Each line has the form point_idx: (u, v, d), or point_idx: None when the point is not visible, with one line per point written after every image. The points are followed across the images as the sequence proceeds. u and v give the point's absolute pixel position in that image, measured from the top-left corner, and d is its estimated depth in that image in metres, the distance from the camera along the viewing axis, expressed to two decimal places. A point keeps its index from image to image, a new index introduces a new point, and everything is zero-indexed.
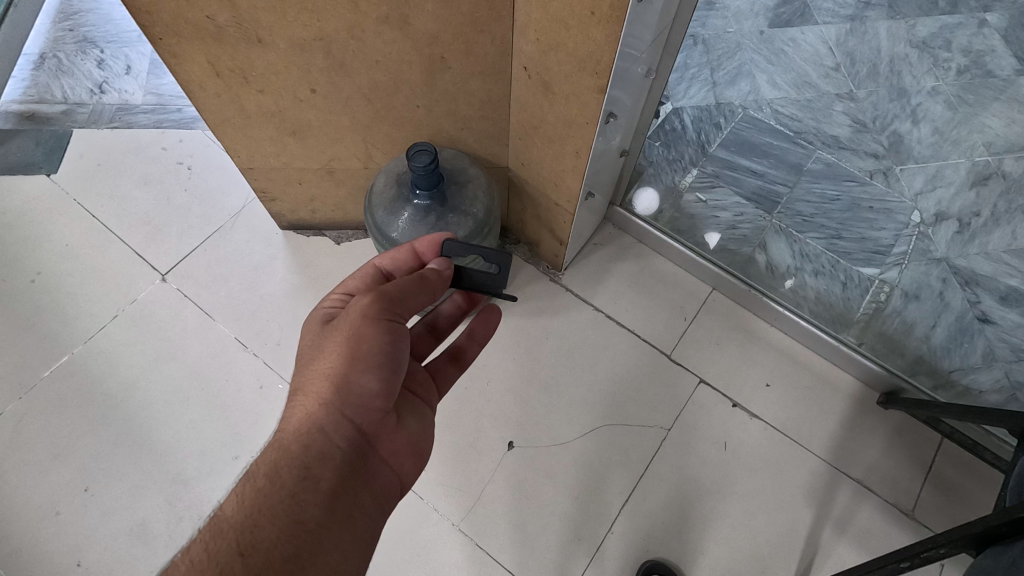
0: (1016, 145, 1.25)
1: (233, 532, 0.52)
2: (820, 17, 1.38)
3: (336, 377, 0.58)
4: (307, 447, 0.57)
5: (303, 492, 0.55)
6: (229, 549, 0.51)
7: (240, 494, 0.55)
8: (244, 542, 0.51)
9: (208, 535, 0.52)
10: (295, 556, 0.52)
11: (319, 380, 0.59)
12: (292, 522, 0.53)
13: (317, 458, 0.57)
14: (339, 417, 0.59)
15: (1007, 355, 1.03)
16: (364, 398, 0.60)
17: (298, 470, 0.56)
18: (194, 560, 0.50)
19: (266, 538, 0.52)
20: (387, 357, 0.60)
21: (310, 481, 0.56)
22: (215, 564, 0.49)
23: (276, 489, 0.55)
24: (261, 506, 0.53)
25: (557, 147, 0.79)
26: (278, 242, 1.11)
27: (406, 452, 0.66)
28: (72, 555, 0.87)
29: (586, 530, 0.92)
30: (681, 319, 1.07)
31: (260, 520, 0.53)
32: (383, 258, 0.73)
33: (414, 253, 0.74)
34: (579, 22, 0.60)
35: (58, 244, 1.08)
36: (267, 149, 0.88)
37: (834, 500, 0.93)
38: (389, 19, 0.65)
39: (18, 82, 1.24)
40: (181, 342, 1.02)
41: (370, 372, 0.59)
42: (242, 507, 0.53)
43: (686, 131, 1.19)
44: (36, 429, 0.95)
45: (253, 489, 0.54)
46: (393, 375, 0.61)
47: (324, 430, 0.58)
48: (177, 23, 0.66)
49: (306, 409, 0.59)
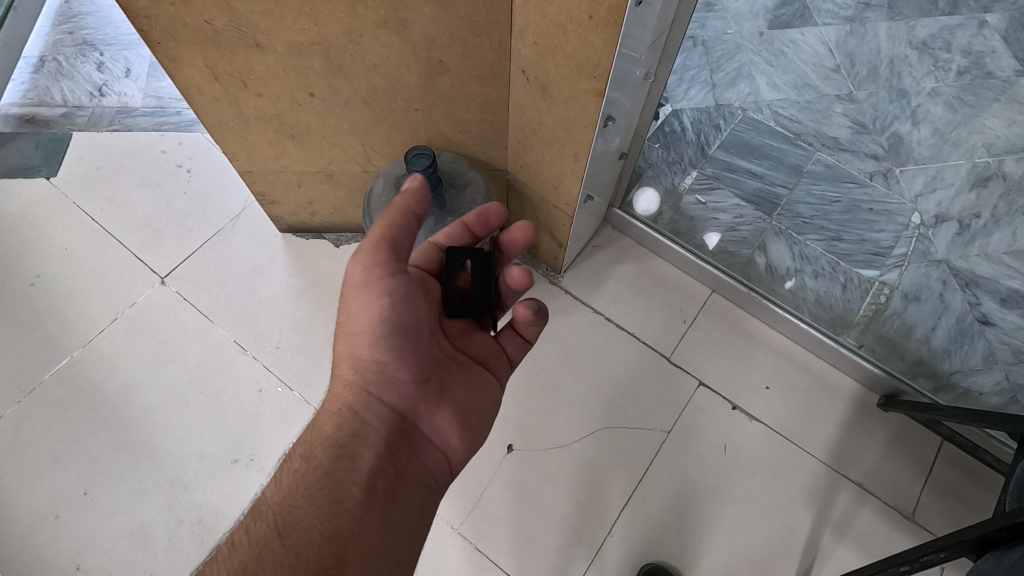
0: (1015, 147, 1.25)
1: (273, 515, 0.53)
2: (820, 18, 1.37)
3: (354, 354, 0.61)
4: (340, 425, 0.60)
5: (338, 471, 0.56)
6: (269, 530, 0.52)
7: (278, 483, 0.57)
8: (282, 523, 0.52)
9: (247, 521, 0.53)
10: (338, 534, 0.53)
11: (343, 361, 0.62)
12: (331, 502, 0.54)
13: (350, 436, 0.59)
14: (365, 395, 0.61)
15: (1007, 357, 1.02)
16: (382, 371, 0.61)
17: (332, 449, 0.58)
18: (235, 543, 0.52)
19: (304, 518, 0.53)
20: (391, 326, 0.59)
21: (346, 459, 0.58)
22: (256, 545, 0.51)
23: (311, 469, 0.56)
24: (299, 487, 0.55)
25: (556, 150, 0.79)
26: (277, 245, 1.11)
27: (451, 427, 0.66)
28: (72, 558, 0.87)
29: (586, 533, 0.92)
30: (680, 321, 1.07)
31: (297, 501, 0.54)
32: (438, 235, 0.75)
33: (464, 226, 0.74)
34: (577, 26, 0.60)
35: (58, 247, 1.08)
36: (266, 153, 0.88)
37: (834, 503, 0.93)
38: (387, 22, 0.65)
39: (19, 85, 1.24)
40: (181, 345, 1.02)
41: (377, 344, 0.60)
42: (281, 489, 0.55)
43: (686, 133, 1.18)
44: (35, 432, 0.95)
45: (291, 471, 0.57)
46: (404, 343, 0.61)
47: (354, 409, 0.61)
48: (174, 28, 0.66)
49: (337, 390, 0.62)
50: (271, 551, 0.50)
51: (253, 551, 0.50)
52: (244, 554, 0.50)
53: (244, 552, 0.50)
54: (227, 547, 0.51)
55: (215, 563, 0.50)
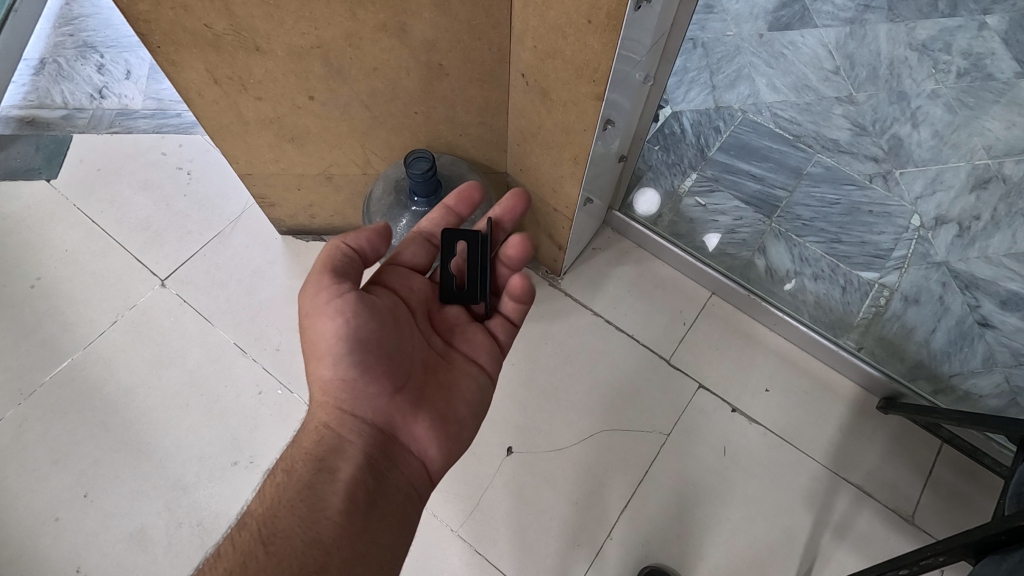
0: (1015, 149, 1.25)
1: (256, 524, 0.53)
2: (820, 20, 1.37)
3: (322, 376, 0.62)
4: (316, 442, 0.60)
5: (318, 482, 0.57)
6: (253, 539, 0.52)
7: (263, 495, 0.57)
8: (265, 531, 0.53)
9: (232, 533, 0.53)
10: (319, 540, 0.53)
11: (314, 382, 0.63)
12: (311, 511, 0.55)
13: (327, 451, 0.60)
14: (338, 411, 0.62)
15: (1007, 360, 1.02)
16: (351, 386, 0.62)
17: (311, 464, 0.59)
18: (221, 551, 0.52)
19: (286, 526, 0.53)
20: (351, 342, 0.60)
21: (325, 471, 0.58)
22: (240, 553, 0.51)
23: (293, 482, 0.57)
24: (281, 498, 0.55)
25: (556, 153, 0.79)
26: (277, 247, 1.11)
27: (431, 437, 0.65)
28: (73, 560, 0.88)
29: (586, 535, 0.92)
30: (680, 323, 1.07)
31: (279, 511, 0.54)
32: (423, 222, 0.78)
33: (447, 209, 0.78)
34: (576, 30, 0.60)
35: (58, 249, 1.08)
36: (266, 155, 0.88)
37: (834, 505, 0.93)
38: (387, 27, 0.65)
39: (19, 87, 1.24)
40: (181, 347, 1.02)
41: (339, 361, 0.60)
42: (264, 500, 0.56)
43: (686, 135, 1.18)
44: (35, 434, 0.95)
45: (273, 485, 0.57)
46: (367, 356, 0.61)
47: (329, 426, 0.61)
48: (174, 31, 0.66)
49: (313, 409, 0.63)
50: (254, 558, 0.50)
51: (238, 558, 0.50)
52: (229, 562, 0.50)
53: (228, 561, 0.50)
54: (213, 558, 0.51)
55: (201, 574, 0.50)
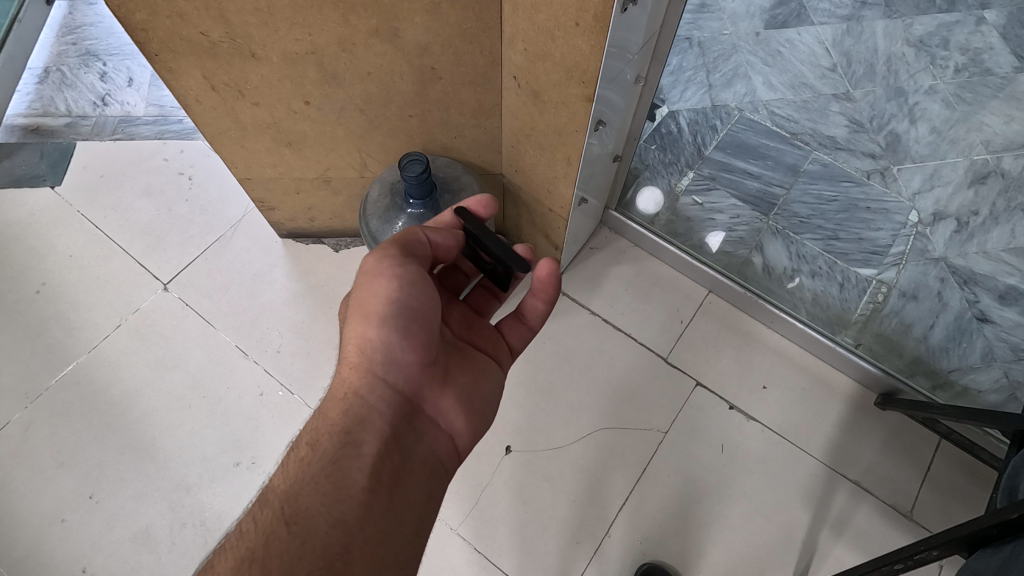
0: (1015, 142, 1.24)
1: (279, 501, 0.52)
2: (816, 17, 1.38)
3: (361, 335, 0.59)
4: (344, 412, 0.58)
5: (344, 458, 0.56)
6: (277, 518, 0.51)
7: (286, 466, 0.55)
8: (289, 510, 0.51)
9: (254, 508, 0.52)
10: (343, 520, 0.52)
11: (349, 344, 0.60)
12: (336, 489, 0.53)
13: (355, 421, 0.58)
14: (373, 378, 0.60)
15: (1006, 355, 1.02)
16: (389, 353, 0.60)
17: (338, 436, 0.57)
18: (244, 529, 0.51)
19: (311, 505, 0.52)
20: (399, 312, 0.59)
21: (352, 445, 0.57)
22: (262, 533, 0.50)
23: (318, 457, 0.55)
24: (304, 475, 0.54)
25: (548, 155, 0.80)
26: (277, 251, 1.12)
27: (456, 408, 0.66)
28: (78, 560, 0.89)
29: (586, 532, 0.92)
30: (677, 321, 1.08)
31: (302, 488, 0.53)
32: None
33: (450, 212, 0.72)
34: (564, 33, 0.60)
35: (63, 255, 1.10)
36: (264, 161, 0.90)
37: (832, 501, 0.93)
38: (378, 32, 0.66)
39: (24, 95, 1.27)
40: (183, 348, 1.04)
41: (384, 326, 0.58)
42: (287, 477, 0.53)
43: (682, 134, 1.19)
44: (42, 437, 0.97)
45: (297, 459, 0.55)
46: (414, 329, 0.60)
47: (360, 394, 0.59)
48: (172, 40, 0.67)
49: (342, 373, 0.60)
50: (278, 539, 0.49)
51: (260, 538, 0.49)
52: (253, 541, 0.49)
53: (251, 540, 0.49)
54: (236, 536, 0.50)
55: (225, 550, 0.49)
